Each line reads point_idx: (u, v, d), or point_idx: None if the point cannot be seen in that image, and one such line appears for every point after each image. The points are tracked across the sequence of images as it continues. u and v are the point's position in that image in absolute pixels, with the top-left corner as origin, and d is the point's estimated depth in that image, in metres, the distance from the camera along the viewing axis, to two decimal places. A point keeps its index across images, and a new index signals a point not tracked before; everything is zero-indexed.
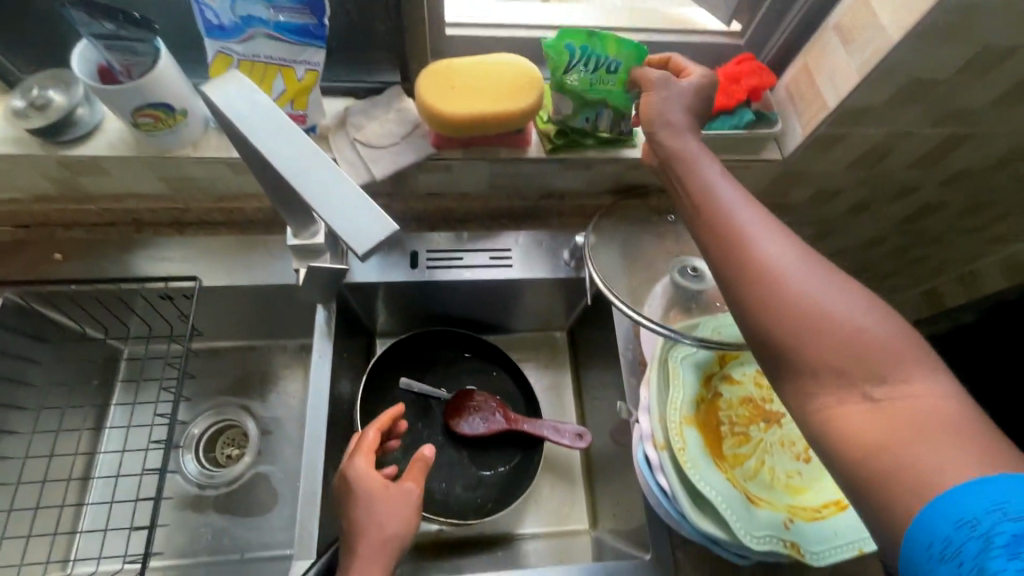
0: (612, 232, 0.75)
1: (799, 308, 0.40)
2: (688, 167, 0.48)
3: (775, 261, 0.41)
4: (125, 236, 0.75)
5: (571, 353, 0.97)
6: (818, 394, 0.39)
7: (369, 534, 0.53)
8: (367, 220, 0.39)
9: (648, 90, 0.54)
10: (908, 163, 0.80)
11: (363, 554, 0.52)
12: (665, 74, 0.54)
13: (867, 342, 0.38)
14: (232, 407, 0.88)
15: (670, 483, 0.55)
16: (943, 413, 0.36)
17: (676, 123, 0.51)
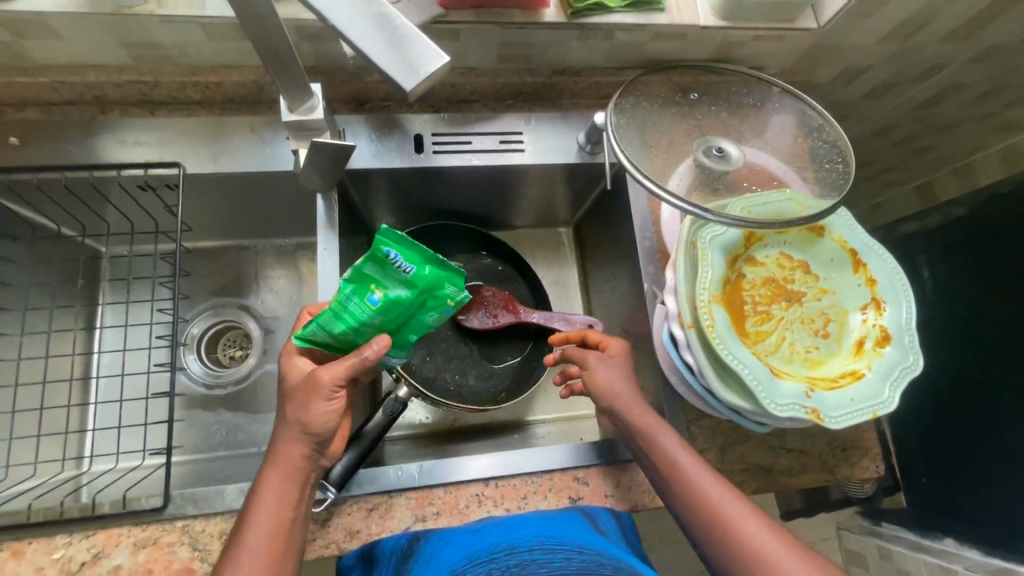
0: (633, 110, 0.68)
1: (681, 464, 0.55)
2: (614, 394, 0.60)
3: (671, 450, 0.56)
4: (87, 116, 0.66)
5: (576, 247, 0.95)
6: (703, 510, 0.52)
7: (287, 417, 0.53)
8: (413, 55, 0.39)
9: (588, 368, 0.62)
10: (942, 37, 0.75)
11: (279, 460, 0.52)
12: (597, 355, 0.63)
13: (731, 498, 0.52)
14: (232, 307, 0.85)
15: (698, 359, 0.57)
16: (783, 536, 0.50)
17: (609, 361, 0.62)
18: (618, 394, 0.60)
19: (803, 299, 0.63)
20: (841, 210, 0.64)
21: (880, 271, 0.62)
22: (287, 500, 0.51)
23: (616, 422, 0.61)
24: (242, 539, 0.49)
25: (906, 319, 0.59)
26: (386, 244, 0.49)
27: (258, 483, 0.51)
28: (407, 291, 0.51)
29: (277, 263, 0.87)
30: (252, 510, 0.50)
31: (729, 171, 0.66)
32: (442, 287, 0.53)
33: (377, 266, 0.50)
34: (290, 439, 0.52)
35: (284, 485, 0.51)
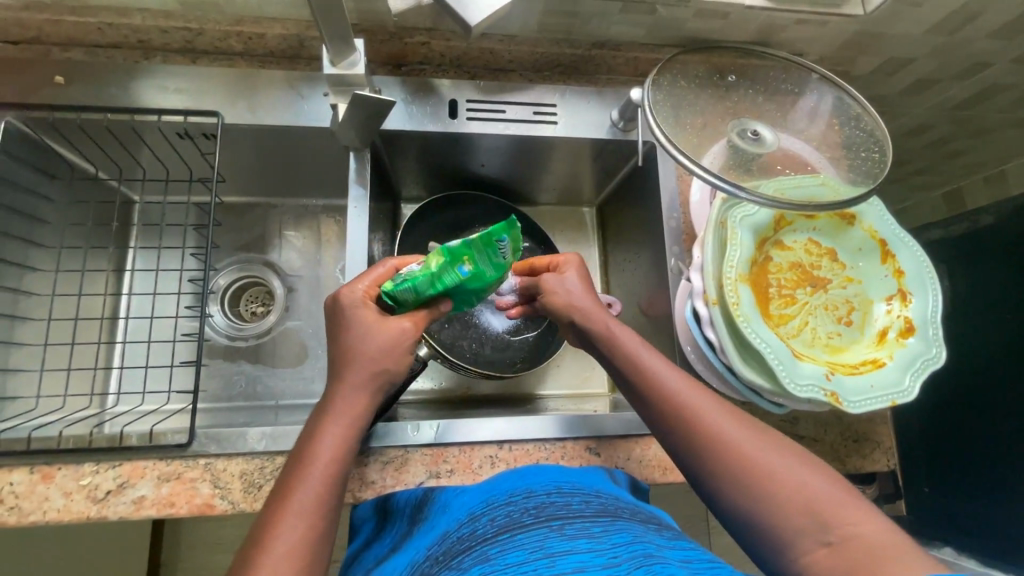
0: (670, 87, 0.68)
1: (656, 378, 0.54)
2: (586, 317, 0.59)
3: (646, 366, 0.55)
4: (130, 61, 0.68)
5: (599, 228, 0.95)
6: (683, 419, 0.51)
7: (351, 372, 0.52)
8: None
9: (551, 288, 0.62)
10: (989, 33, 0.74)
11: (334, 416, 0.51)
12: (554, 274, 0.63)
13: (710, 404, 0.51)
14: (257, 264, 0.86)
15: (720, 336, 0.57)
16: (765, 435, 0.49)
17: (564, 283, 0.61)
18: (580, 309, 0.60)
19: (828, 286, 0.63)
20: (874, 199, 0.63)
21: (910, 262, 0.61)
22: (349, 449, 0.50)
23: (583, 337, 0.60)
24: (299, 485, 0.47)
25: (932, 310, 0.58)
26: (505, 232, 0.52)
27: (315, 432, 0.50)
28: (494, 271, 0.55)
29: (302, 222, 0.88)
30: (308, 469, 0.48)
31: (763, 153, 0.66)
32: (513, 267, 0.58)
33: (488, 248, 0.53)
34: (368, 381, 0.52)
35: (348, 431, 0.51)
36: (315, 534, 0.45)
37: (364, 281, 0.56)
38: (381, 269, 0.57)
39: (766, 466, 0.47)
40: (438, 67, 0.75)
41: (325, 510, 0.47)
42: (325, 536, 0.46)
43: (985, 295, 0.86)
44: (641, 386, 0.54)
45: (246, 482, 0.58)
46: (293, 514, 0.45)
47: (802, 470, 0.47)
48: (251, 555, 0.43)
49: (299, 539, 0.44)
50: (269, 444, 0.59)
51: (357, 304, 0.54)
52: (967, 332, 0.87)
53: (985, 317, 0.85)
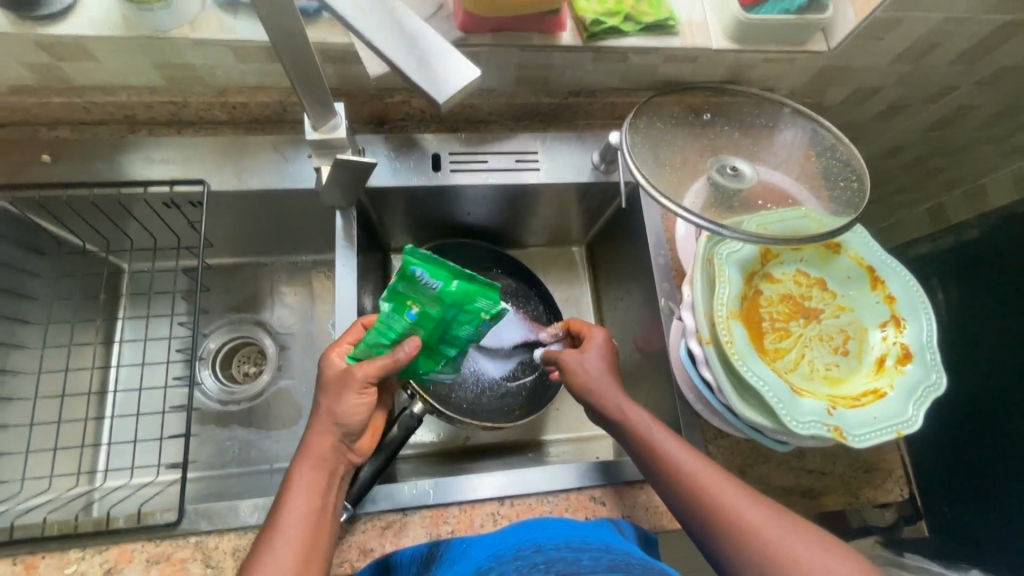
0: (647, 130, 0.71)
1: (674, 461, 0.55)
2: (601, 397, 0.62)
3: (667, 449, 0.56)
4: (117, 136, 0.69)
5: (589, 266, 0.96)
6: (705, 504, 0.52)
7: (320, 412, 0.54)
8: (453, 79, 0.41)
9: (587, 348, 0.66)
10: (952, 58, 0.76)
11: (305, 452, 0.53)
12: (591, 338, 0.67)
13: (728, 487, 0.53)
14: (247, 323, 0.86)
15: (717, 376, 0.56)
16: (785, 518, 0.50)
17: (596, 347, 0.65)
18: (595, 388, 0.62)
19: (821, 317, 0.62)
20: (857, 227, 0.64)
21: (899, 288, 0.61)
22: (320, 493, 0.51)
23: (598, 415, 0.63)
24: (274, 533, 0.48)
25: (927, 335, 0.58)
26: (413, 264, 0.49)
27: (290, 472, 0.52)
28: (444, 304, 0.53)
29: (293, 280, 0.88)
30: (281, 510, 0.50)
31: (743, 188, 0.68)
32: (470, 294, 0.53)
33: (416, 287, 0.51)
34: (328, 426, 0.54)
35: (315, 474, 0.52)
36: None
37: (338, 343, 0.58)
38: (352, 332, 0.60)
39: (789, 553, 0.48)
40: (420, 123, 0.76)
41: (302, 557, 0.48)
42: None
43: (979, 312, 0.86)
44: (659, 468, 0.56)
45: (238, 558, 0.56)
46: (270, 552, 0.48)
47: (819, 550, 0.48)
48: None
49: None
50: (261, 516, 0.57)
51: (330, 359, 0.57)
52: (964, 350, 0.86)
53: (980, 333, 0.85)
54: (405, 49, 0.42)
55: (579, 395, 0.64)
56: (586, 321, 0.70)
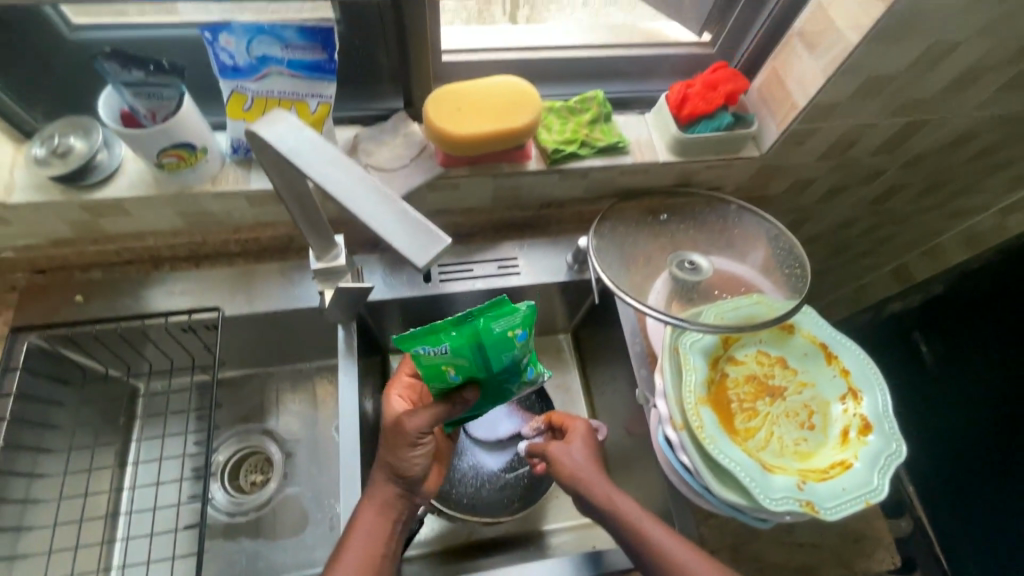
0: (611, 234, 0.80)
1: (669, 550, 0.59)
2: (590, 486, 0.65)
3: (658, 538, 0.60)
4: (143, 273, 0.77)
5: (577, 352, 1.02)
6: None
7: (382, 461, 0.64)
8: (416, 248, 0.39)
9: (569, 439, 0.71)
10: (872, 151, 0.87)
11: (370, 498, 0.63)
12: (571, 428, 0.73)
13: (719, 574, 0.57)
14: (255, 433, 0.90)
15: (693, 460, 0.60)
16: None
17: (576, 439, 0.70)
18: (583, 478, 0.66)
19: (785, 394, 0.67)
20: (806, 308, 0.71)
21: (852, 362, 0.68)
22: (378, 539, 0.61)
23: (585, 504, 0.65)
24: (340, 562, 0.59)
25: (882, 406, 0.64)
26: (416, 341, 0.58)
27: (353, 517, 0.62)
28: (464, 349, 0.59)
29: (298, 387, 0.93)
30: (343, 550, 0.59)
31: (702, 280, 0.76)
32: (487, 329, 0.58)
33: (432, 356, 0.59)
34: (388, 476, 0.63)
35: (376, 520, 0.62)
36: None
37: (397, 391, 0.69)
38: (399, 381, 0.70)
39: None
40: None
41: None
42: None
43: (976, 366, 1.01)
44: (654, 558, 0.59)
45: None
46: None
47: None
48: None
49: None
50: None
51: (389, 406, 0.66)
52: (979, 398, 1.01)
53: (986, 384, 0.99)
54: (377, 207, 0.40)
55: (563, 484, 0.67)
56: (567, 413, 0.76)
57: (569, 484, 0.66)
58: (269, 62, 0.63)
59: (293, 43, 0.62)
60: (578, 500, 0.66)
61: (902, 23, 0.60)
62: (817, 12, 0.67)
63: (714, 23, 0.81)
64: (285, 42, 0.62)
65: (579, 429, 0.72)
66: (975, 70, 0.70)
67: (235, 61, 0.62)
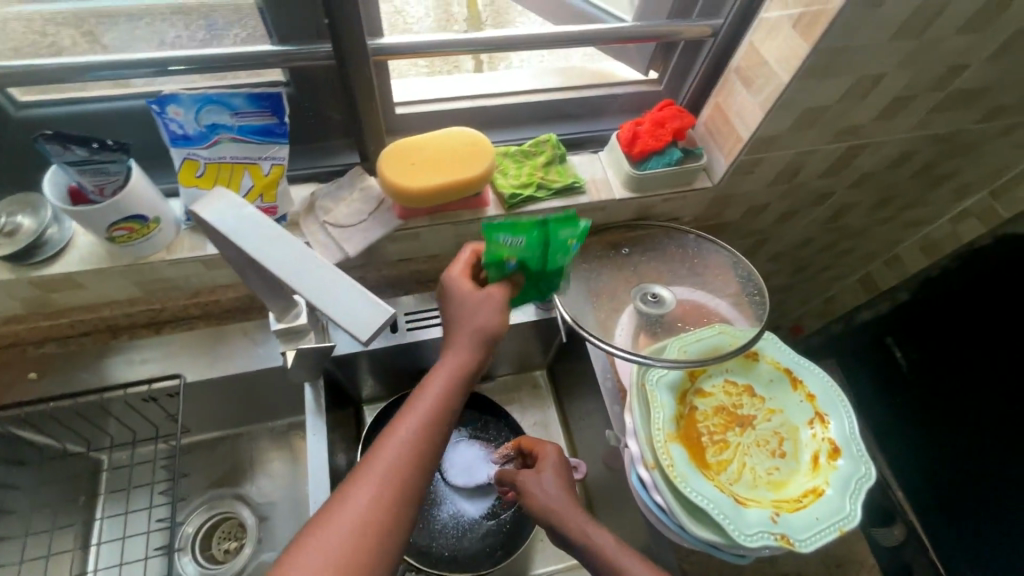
0: (575, 272, 0.81)
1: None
2: (564, 519, 0.64)
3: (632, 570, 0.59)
4: (100, 344, 0.76)
5: (553, 388, 1.01)
6: None
7: (461, 324, 0.59)
8: (363, 323, 0.39)
9: (540, 469, 0.70)
10: (820, 174, 0.90)
11: (447, 359, 0.58)
12: (542, 455, 0.71)
13: None
14: (228, 497, 0.87)
15: (666, 500, 0.60)
16: None
17: (546, 469, 0.69)
18: (556, 509, 0.65)
19: (755, 422, 0.68)
20: (767, 335, 0.72)
21: (817, 387, 0.69)
22: (442, 423, 0.55)
23: (559, 538, 0.64)
24: (389, 437, 0.52)
25: (848, 429, 0.65)
26: (495, 231, 0.56)
27: (423, 384, 0.56)
28: (533, 247, 0.58)
29: (270, 446, 0.91)
30: (397, 422, 0.53)
31: (667, 312, 0.76)
32: (554, 233, 0.58)
33: (503, 248, 0.58)
34: (467, 346, 0.58)
35: (445, 398, 0.56)
36: (385, 498, 0.49)
37: (459, 266, 0.62)
38: (466, 253, 0.64)
39: None
40: (376, 290, 0.86)
41: (396, 487, 0.50)
42: (390, 519, 0.49)
43: (959, 377, 1.01)
44: None
45: None
46: (373, 478, 0.50)
47: None
48: (324, 507, 0.49)
49: (367, 504, 0.48)
50: None
51: (453, 283, 0.61)
52: (963, 414, 1.01)
53: (972, 399, 0.99)
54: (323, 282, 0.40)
55: (536, 516, 0.66)
56: (536, 439, 0.75)
57: (541, 516, 0.65)
58: (219, 129, 0.63)
59: (242, 111, 0.62)
60: (552, 534, 0.65)
61: (827, 61, 0.63)
62: (750, 51, 0.71)
63: (659, 62, 0.84)
64: (234, 110, 0.62)
65: (549, 456, 0.71)
66: (904, 97, 0.73)
67: (185, 130, 0.62)
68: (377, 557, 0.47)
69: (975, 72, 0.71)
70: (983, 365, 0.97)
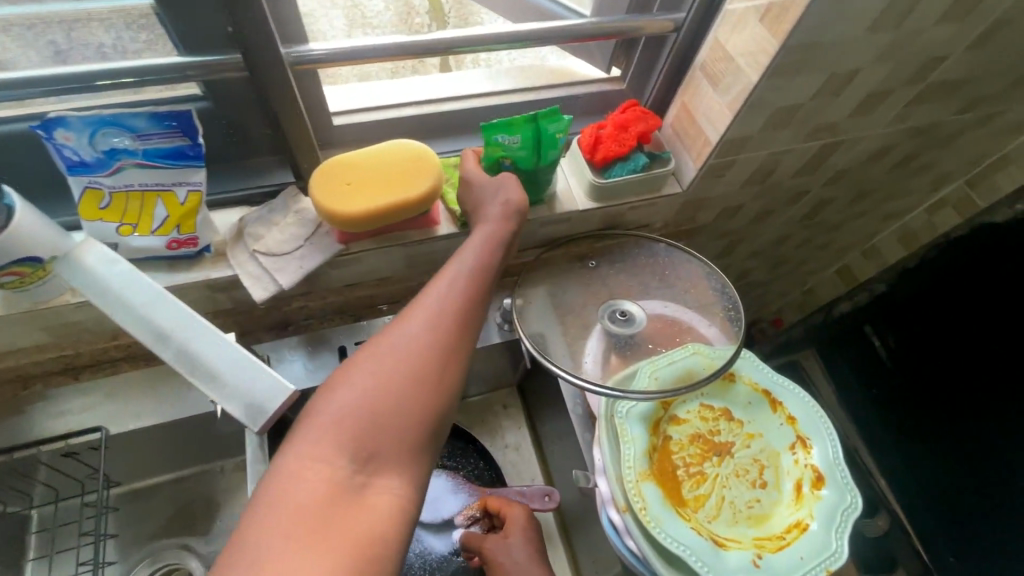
0: (537, 290, 0.75)
1: None
2: None
3: None
4: (10, 397, 0.68)
5: (524, 407, 0.96)
6: None
7: (494, 206, 0.62)
8: (256, 394, 0.44)
9: (508, 534, 0.67)
10: (794, 172, 0.85)
11: (477, 233, 0.59)
12: (513, 517, 0.69)
13: None
14: (172, 548, 0.80)
15: (641, 547, 0.55)
16: None
17: (513, 535, 0.66)
18: None
19: (733, 450, 0.63)
20: (744, 353, 0.67)
21: (798, 408, 0.64)
22: (481, 284, 0.54)
23: None
24: (424, 296, 0.52)
25: (832, 454, 0.60)
26: (495, 127, 0.64)
27: (456, 253, 0.57)
28: (529, 145, 0.66)
29: (221, 487, 0.84)
30: (430, 286, 0.53)
31: (637, 331, 0.71)
32: (547, 129, 0.65)
33: (504, 143, 0.65)
34: (498, 217, 0.61)
35: (480, 265, 0.56)
36: (421, 349, 0.47)
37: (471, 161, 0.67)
38: (468, 157, 0.68)
39: None
40: (325, 316, 0.79)
41: (433, 334, 0.49)
42: (427, 366, 0.47)
43: (947, 374, 0.96)
44: None
45: None
46: (409, 318, 0.50)
47: None
48: (353, 358, 0.48)
49: (409, 340, 0.48)
50: None
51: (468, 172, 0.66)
52: (946, 412, 0.97)
53: (967, 397, 0.93)
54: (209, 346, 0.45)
55: None
56: (505, 500, 0.73)
57: None
58: (119, 154, 0.55)
59: (147, 132, 0.55)
60: None
61: (799, 58, 0.58)
62: (717, 48, 0.65)
63: (620, 59, 0.78)
64: (136, 132, 0.55)
65: (519, 517, 0.68)
66: (881, 91, 0.68)
67: (81, 156, 0.54)
68: (421, 401, 0.46)
69: (954, 62, 0.67)
70: (960, 361, 0.93)
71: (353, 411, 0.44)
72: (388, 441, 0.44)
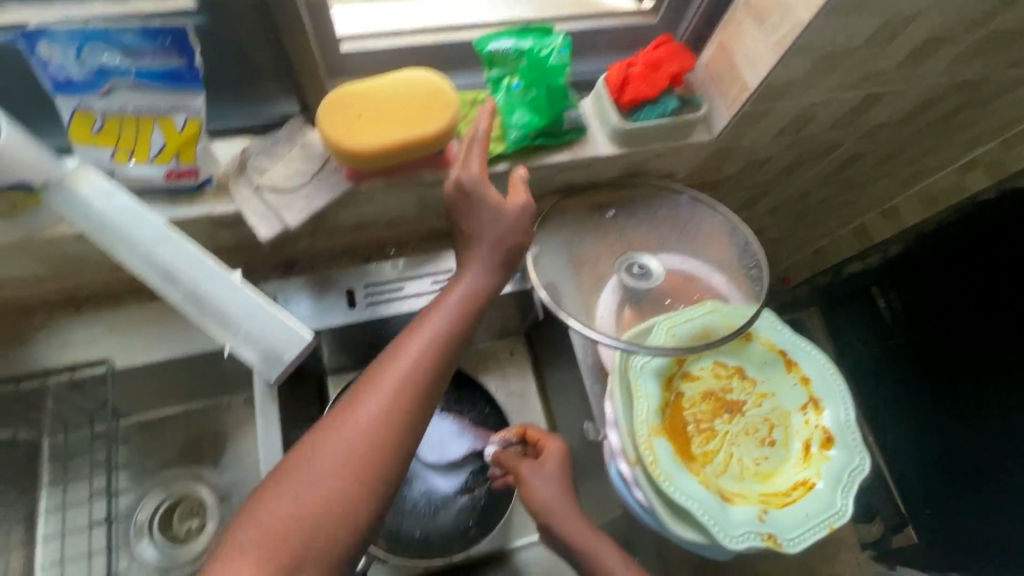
0: (553, 239, 0.72)
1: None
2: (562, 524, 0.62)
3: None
4: (15, 327, 0.67)
5: (530, 356, 0.95)
6: None
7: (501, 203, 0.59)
8: (273, 343, 0.55)
9: (547, 465, 0.67)
10: (830, 125, 0.80)
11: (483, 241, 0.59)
12: (551, 450, 0.68)
13: None
14: (183, 478, 0.82)
15: (647, 497, 0.56)
16: None
17: (551, 469, 0.66)
18: (555, 513, 0.63)
19: (744, 408, 0.63)
20: (765, 313, 0.66)
21: (814, 370, 0.63)
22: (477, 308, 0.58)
23: (556, 541, 0.63)
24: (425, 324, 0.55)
25: (844, 417, 0.60)
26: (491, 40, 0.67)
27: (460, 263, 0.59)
28: (525, 57, 0.66)
29: (230, 422, 0.85)
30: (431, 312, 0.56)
31: (652, 288, 0.70)
32: (540, 42, 0.67)
33: (501, 57, 0.67)
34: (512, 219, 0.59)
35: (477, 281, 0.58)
36: (417, 391, 0.52)
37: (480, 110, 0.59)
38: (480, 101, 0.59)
39: None
40: (332, 257, 0.77)
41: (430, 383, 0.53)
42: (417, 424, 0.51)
43: (953, 338, 0.93)
44: None
45: None
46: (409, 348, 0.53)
47: None
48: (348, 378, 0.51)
49: (405, 381, 0.51)
50: None
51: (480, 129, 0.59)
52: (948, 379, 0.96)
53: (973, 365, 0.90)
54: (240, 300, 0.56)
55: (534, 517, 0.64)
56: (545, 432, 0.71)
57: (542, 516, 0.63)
58: (110, 75, 0.51)
59: (141, 50, 0.51)
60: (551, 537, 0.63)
61: None
62: None
63: None
64: (126, 48, 0.50)
65: (558, 451, 0.68)
66: (939, 38, 0.63)
67: (69, 74, 0.50)
68: (406, 425, 0.51)
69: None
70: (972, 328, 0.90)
71: (351, 441, 0.48)
72: (375, 464, 0.48)
